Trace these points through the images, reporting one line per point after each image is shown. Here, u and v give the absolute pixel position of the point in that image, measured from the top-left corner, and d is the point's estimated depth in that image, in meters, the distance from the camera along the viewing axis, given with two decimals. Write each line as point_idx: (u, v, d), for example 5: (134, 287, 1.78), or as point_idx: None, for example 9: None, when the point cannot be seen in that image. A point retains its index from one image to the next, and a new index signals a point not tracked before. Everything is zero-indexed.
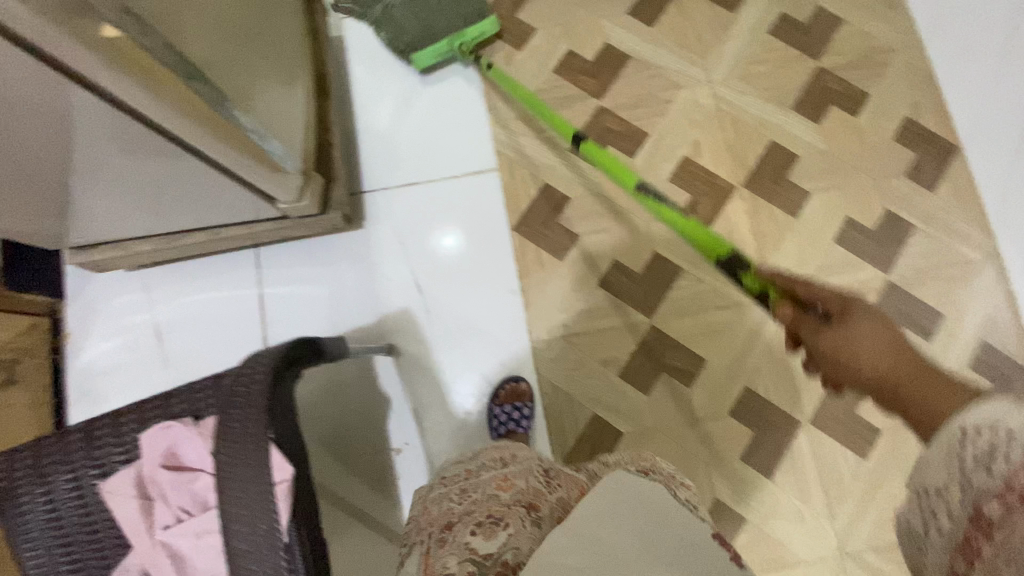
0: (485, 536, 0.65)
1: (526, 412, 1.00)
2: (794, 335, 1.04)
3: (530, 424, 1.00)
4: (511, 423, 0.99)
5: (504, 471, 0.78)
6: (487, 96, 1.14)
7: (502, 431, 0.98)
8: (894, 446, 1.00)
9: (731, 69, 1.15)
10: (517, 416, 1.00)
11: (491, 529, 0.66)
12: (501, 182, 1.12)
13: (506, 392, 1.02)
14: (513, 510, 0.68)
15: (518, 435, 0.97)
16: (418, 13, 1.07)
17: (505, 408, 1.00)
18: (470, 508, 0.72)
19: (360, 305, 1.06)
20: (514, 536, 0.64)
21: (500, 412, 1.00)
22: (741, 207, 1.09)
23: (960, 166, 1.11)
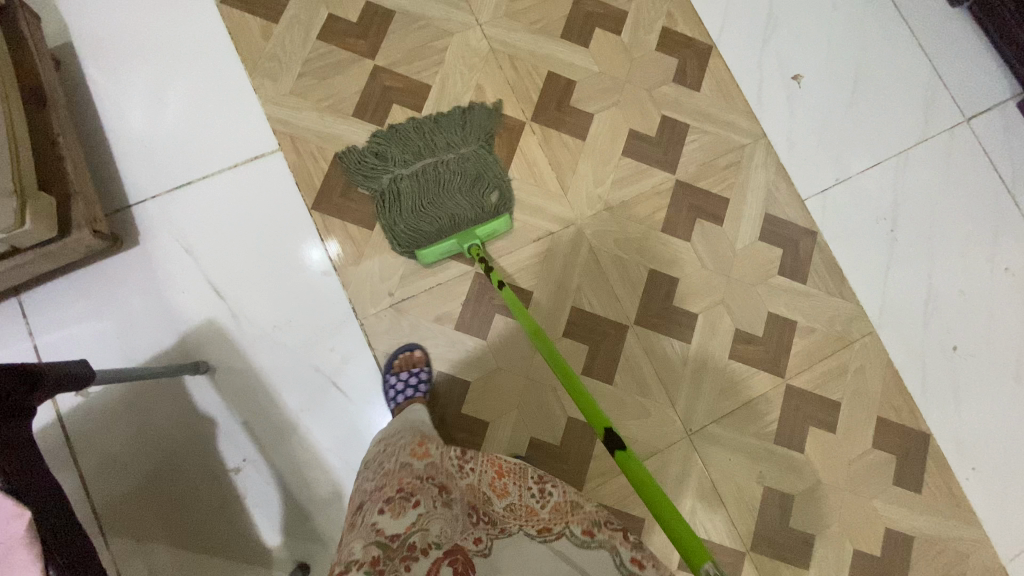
0: (393, 513, 0.63)
1: (424, 377, 0.99)
2: (605, 249, 1.09)
3: (428, 387, 0.99)
4: (409, 389, 0.97)
5: (422, 441, 0.78)
6: (252, 76, 1.06)
7: (400, 400, 0.96)
8: (711, 325, 1.09)
9: (496, 8, 1.16)
10: (415, 382, 0.98)
11: (399, 506, 0.64)
12: (288, 162, 1.04)
13: (399, 362, 1.00)
14: (424, 488, 0.67)
15: (417, 399, 0.95)
16: (427, 181, 1.07)
17: (401, 377, 0.98)
18: (382, 487, 0.70)
19: (157, 328, 0.96)
20: (424, 515, 0.63)
21: (396, 381, 0.98)
22: (534, 141, 1.13)
23: (717, 63, 1.20)
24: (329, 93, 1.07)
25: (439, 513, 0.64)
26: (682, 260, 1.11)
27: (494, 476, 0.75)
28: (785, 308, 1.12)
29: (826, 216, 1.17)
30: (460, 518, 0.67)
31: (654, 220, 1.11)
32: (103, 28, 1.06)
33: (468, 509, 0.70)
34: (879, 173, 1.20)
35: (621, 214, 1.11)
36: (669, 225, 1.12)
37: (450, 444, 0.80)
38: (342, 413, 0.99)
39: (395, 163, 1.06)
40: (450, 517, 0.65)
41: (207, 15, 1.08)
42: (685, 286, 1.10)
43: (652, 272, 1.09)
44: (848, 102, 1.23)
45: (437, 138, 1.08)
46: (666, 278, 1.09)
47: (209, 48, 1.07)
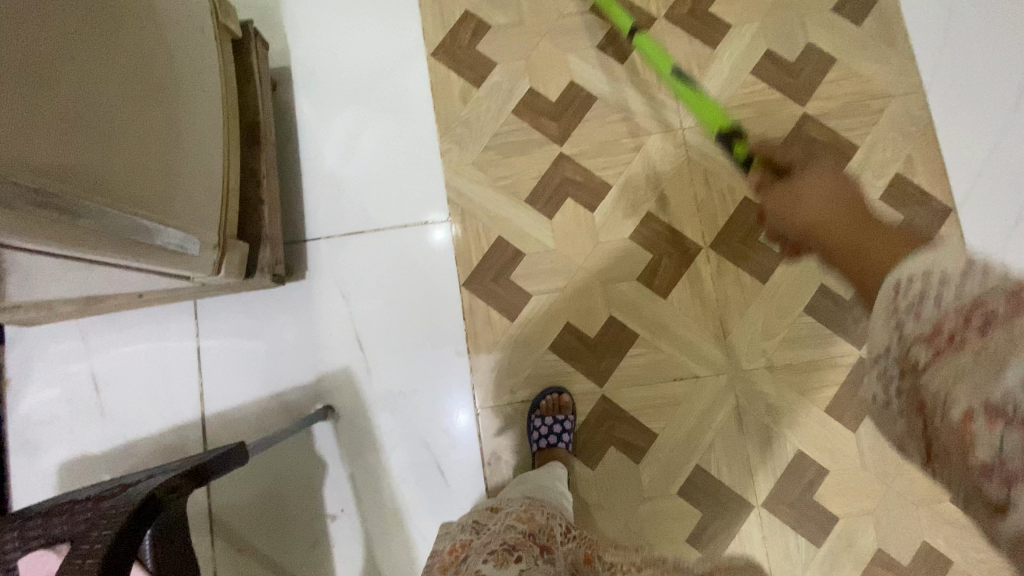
0: (496, 563, 0.63)
1: (568, 426, 0.96)
2: (753, 413, 0.97)
3: (571, 437, 0.97)
4: (552, 436, 0.96)
5: (526, 504, 0.80)
6: (441, 138, 1.06)
7: (542, 445, 0.96)
8: (851, 535, 0.94)
9: (705, 115, 1.05)
10: (559, 430, 0.96)
11: (502, 559, 0.64)
12: (452, 232, 1.04)
13: (547, 403, 0.99)
14: (526, 545, 0.68)
15: (556, 451, 0.96)
16: None
17: (546, 421, 0.97)
18: (487, 541, 0.71)
19: (299, 362, 1.02)
20: (527, 568, 0.63)
21: (541, 425, 0.97)
22: (705, 270, 1.02)
23: (953, 231, 1.01)
24: (508, 172, 1.05)
25: (542, 570, 0.64)
26: (839, 451, 0.96)
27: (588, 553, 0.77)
28: (948, 545, 0.94)
29: None
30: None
31: (819, 396, 0.97)
32: (321, 60, 1.11)
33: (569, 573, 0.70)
34: None
35: (782, 378, 0.98)
36: (836, 407, 0.97)
37: (559, 515, 0.81)
38: (437, 494, 1.00)
39: None
40: (551, 573, 0.65)
41: (416, 68, 1.09)
42: (833, 482, 0.95)
43: (799, 454, 0.96)
44: None
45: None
46: (814, 465, 0.95)
47: (408, 101, 1.08)
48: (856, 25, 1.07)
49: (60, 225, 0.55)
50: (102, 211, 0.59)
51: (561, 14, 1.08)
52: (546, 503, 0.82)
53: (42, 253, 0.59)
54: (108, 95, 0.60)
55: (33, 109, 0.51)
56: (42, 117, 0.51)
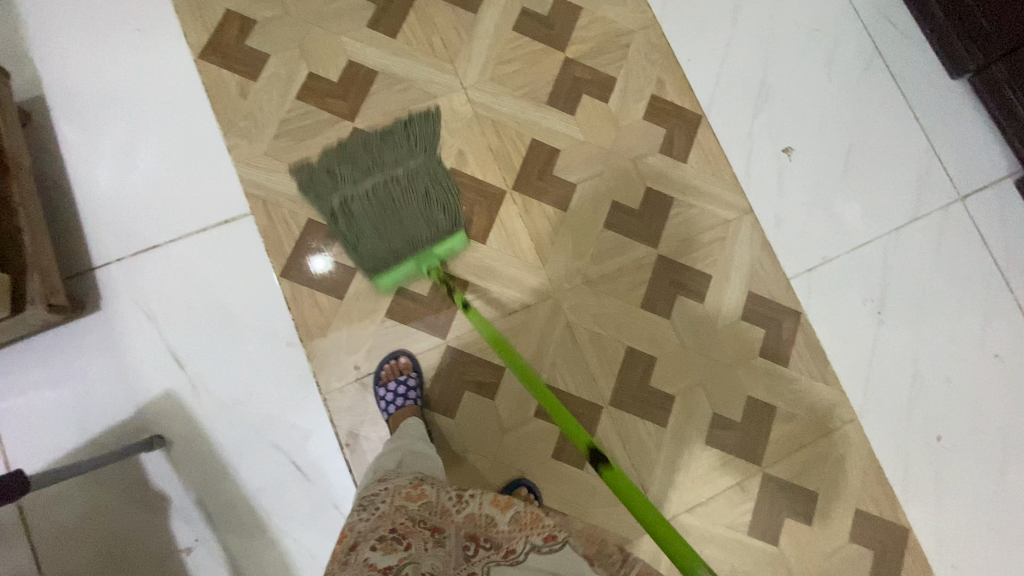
0: (384, 551, 0.67)
1: (412, 382, 0.99)
2: (583, 326, 1.05)
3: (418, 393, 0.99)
4: (399, 399, 0.97)
5: (416, 479, 0.83)
6: (227, 137, 1.04)
7: (393, 410, 0.97)
8: (687, 408, 1.05)
9: (482, 72, 1.14)
10: (404, 390, 0.98)
11: (390, 545, 0.68)
12: (259, 226, 1.02)
13: (386, 371, 1.00)
14: (416, 531, 0.72)
15: (409, 408, 0.96)
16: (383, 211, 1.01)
17: (390, 387, 0.98)
18: (375, 524, 0.74)
19: (113, 398, 0.94)
20: (414, 553, 0.68)
21: (385, 392, 0.98)
22: (513, 210, 1.10)
23: (707, 133, 1.18)
24: (305, 156, 1.05)
25: (429, 554, 0.69)
26: (661, 339, 1.07)
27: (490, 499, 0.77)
28: (765, 393, 1.09)
29: (812, 297, 1.14)
30: (451, 556, 0.71)
31: (634, 296, 1.08)
32: (76, 81, 1.04)
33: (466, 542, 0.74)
34: (869, 251, 1.17)
35: (600, 288, 1.07)
36: (651, 301, 1.08)
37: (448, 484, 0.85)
38: (300, 491, 0.96)
39: (346, 186, 1.01)
40: (443, 555, 0.70)
41: (186, 73, 1.06)
42: (662, 367, 1.05)
43: (629, 351, 1.05)
44: (839, 178, 1.20)
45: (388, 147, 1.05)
46: (644, 357, 1.05)
47: (184, 106, 1.05)
48: None
49: None
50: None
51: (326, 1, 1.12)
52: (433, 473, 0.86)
53: None
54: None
55: None
56: None
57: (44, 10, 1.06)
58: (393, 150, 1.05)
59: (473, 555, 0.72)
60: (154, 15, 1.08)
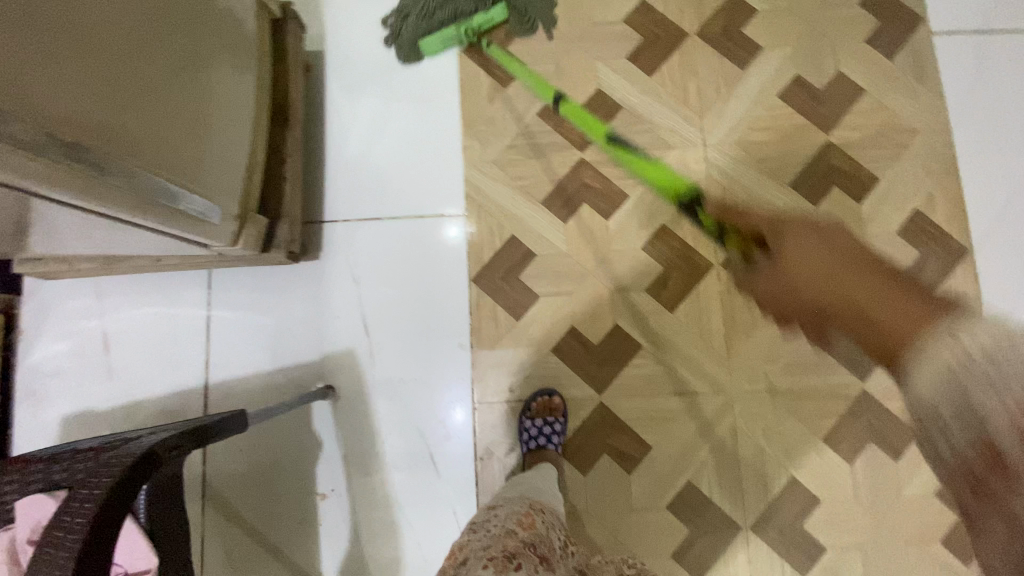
0: (497, 569, 0.63)
1: (558, 428, 0.97)
2: (750, 435, 0.97)
3: (561, 439, 0.97)
4: (541, 438, 0.96)
5: (527, 508, 0.80)
6: (465, 134, 1.08)
7: (532, 446, 0.96)
8: (837, 567, 0.93)
9: (729, 134, 1.06)
10: (548, 432, 0.96)
11: (503, 565, 0.64)
12: (466, 227, 1.06)
13: (538, 405, 1.00)
14: (527, 554, 0.68)
15: (548, 452, 0.96)
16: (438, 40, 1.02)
17: (537, 423, 0.97)
18: (488, 544, 0.71)
19: (305, 339, 1.04)
20: None
21: (531, 426, 0.97)
22: (715, 288, 1.02)
23: (969, 272, 1.00)
24: (527, 173, 1.07)
25: None
26: (832, 481, 0.95)
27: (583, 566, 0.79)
28: None
29: None
30: None
31: (817, 424, 0.96)
32: (355, 47, 1.13)
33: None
34: None
35: (782, 402, 0.97)
36: (835, 437, 0.96)
37: (557, 524, 0.81)
38: (427, 484, 1.00)
39: None
40: None
41: (447, 64, 1.11)
42: (823, 512, 0.94)
43: (792, 481, 0.95)
44: None
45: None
46: (805, 494, 0.95)
47: (436, 94, 1.10)
48: (887, 59, 1.07)
49: (96, 185, 0.57)
50: (133, 172, 0.61)
51: (594, 23, 1.10)
52: (545, 507, 0.83)
53: (82, 214, 0.62)
54: (152, 63, 0.63)
55: (76, 77, 0.53)
56: (83, 83, 0.54)
57: None
58: None
59: None
60: None
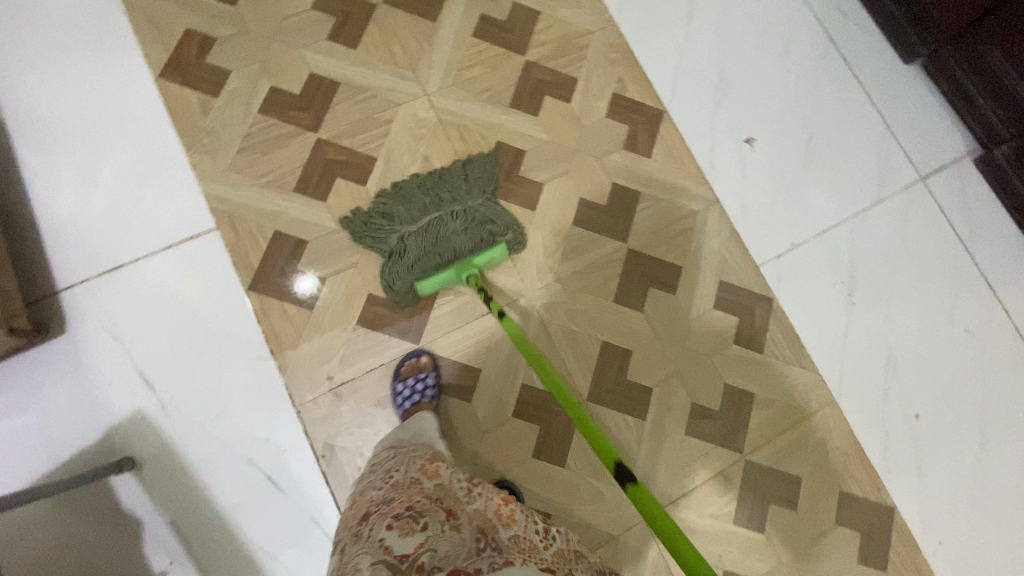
0: (401, 532, 0.61)
1: (430, 381, 0.98)
2: (557, 323, 1.06)
3: (435, 392, 0.98)
4: (415, 396, 0.96)
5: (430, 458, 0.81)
6: (191, 153, 1.04)
7: (407, 406, 0.95)
8: (665, 399, 1.05)
9: (444, 78, 1.15)
10: (422, 387, 0.97)
11: (407, 526, 0.62)
12: (225, 241, 1.02)
13: (407, 368, 1.00)
14: (433, 510, 0.66)
15: (425, 406, 0.95)
16: (427, 245, 1.04)
17: (408, 383, 0.97)
18: (390, 497, 0.69)
19: (81, 421, 0.92)
20: (432, 537, 0.61)
21: (404, 388, 0.97)
22: (482, 212, 1.10)
23: (670, 128, 1.19)
24: (270, 168, 1.05)
25: (449, 538, 0.63)
26: (634, 332, 1.07)
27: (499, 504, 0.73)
28: (742, 380, 1.09)
29: (783, 282, 1.15)
30: (465, 543, 0.65)
31: (606, 291, 1.09)
32: (34, 106, 1.04)
33: (478, 536, 0.68)
34: (835, 234, 1.20)
35: (571, 285, 1.08)
36: (622, 295, 1.09)
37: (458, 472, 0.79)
38: (276, 507, 0.94)
39: (400, 222, 1.06)
40: (457, 540, 0.64)
41: (146, 93, 1.06)
42: (638, 360, 1.06)
43: (604, 346, 1.06)
44: (802, 166, 1.22)
45: (451, 191, 1.09)
46: (618, 351, 1.06)
47: (146, 125, 1.05)
48: None
49: None
50: None
51: (285, 15, 1.13)
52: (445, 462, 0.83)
53: None
54: None
55: None
56: None
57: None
58: (448, 186, 1.09)
59: (485, 550, 0.66)
60: (113, 37, 1.08)
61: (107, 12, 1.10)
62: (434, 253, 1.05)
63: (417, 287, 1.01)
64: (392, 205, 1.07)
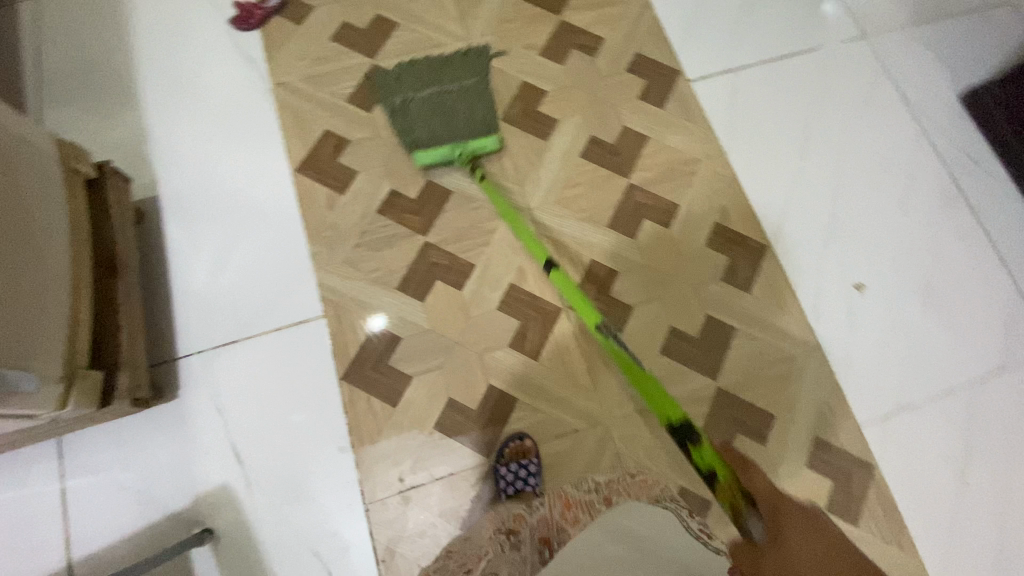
0: None
1: (533, 470, 0.99)
2: (634, 458, 1.02)
3: (538, 481, 0.99)
4: (519, 482, 0.98)
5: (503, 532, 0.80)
6: (311, 243, 1.14)
7: (511, 492, 0.98)
8: None
9: (549, 193, 1.20)
10: (525, 474, 0.99)
11: None
12: (327, 330, 1.08)
13: (511, 450, 1.02)
14: None
15: (527, 495, 0.98)
16: (432, 103, 1.20)
17: (512, 467, 1.00)
18: None
19: (174, 484, 0.99)
20: None
21: (507, 472, 0.99)
22: (570, 330, 1.11)
23: (773, 264, 1.16)
24: (377, 265, 1.13)
25: None
26: None
27: (562, 508, 0.91)
28: None
29: (887, 447, 1.06)
30: None
31: None
32: (188, 186, 1.18)
33: (540, 551, 0.87)
34: (952, 401, 1.09)
35: (653, 418, 1.05)
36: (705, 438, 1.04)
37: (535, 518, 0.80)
38: None
39: None
40: None
41: (282, 184, 1.18)
42: (717, 513, 1.00)
43: (681, 491, 1.01)
44: (918, 317, 1.14)
45: (445, 74, 1.25)
46: (696, 499, 1.01)
47: (277, 212, 1.16)
48: (660, 108, 1.28)
49: None
50: None
51: None
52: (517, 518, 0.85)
53: None
54: None
55: None
56: None
57: (170, 123, 1.22)
58: (452, 73, 1.25)
59: None
60: (262, 132, 1.22)
61: (261, 110, 1.24)
62: (432, 120, 1.19)
63: (414, 159, 1.15)
64: (404, 76, 1.25)
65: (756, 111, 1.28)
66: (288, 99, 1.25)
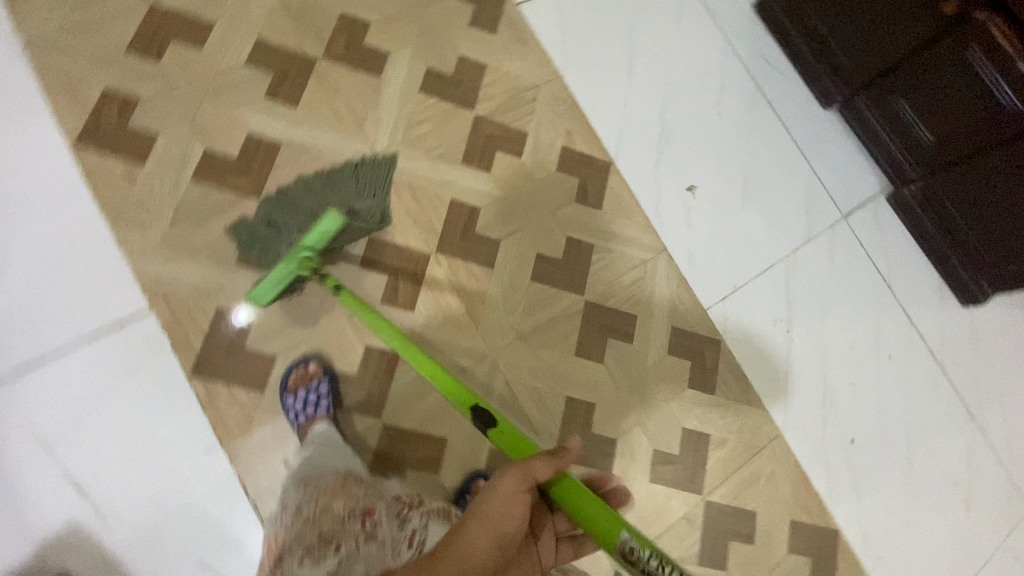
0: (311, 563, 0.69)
1: (320, 391, 0.95)
2: (521, 383, 1.07)
3: (329, 401, 0.96)
4: (308, 409, 0.94)
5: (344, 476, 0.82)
6: (118, 229, 0.96)
7: (301, 420, 0.93)
8: (628, 448, 1.10)
9: (394, 136, 1.13)
10: (314, 400, 0.94)
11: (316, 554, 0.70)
12: (163, 323, 0.94)
13: (293, 380, 0.96)
14: (345, 529, 0.73)
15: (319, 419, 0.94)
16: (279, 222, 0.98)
17: (297, 397, 0.94)
18: (297, 524, 0.76)
19: (5, 539, 0.84)
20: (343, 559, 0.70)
21: (293, 402, 0.94)
22: (440, 273, 1.09)
23: (618, 179, 1.23)
24: (209, 240, 0.99)
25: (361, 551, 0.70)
26: (596, 385, 1.10)
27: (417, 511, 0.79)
28: (699, 422, 1.14)
29: (729, 323, 1.21)
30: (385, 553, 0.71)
31: (567, 345, 1.11)
32: None
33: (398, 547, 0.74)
34: (773, 273, 1.28)
35: (533, 341, 1.09)
36: (582, 349, 1.11)
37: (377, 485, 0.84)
38: None
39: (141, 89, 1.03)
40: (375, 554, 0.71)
41: (60, 164, 0.97)
42: (601, 412, 1.10)
43: (568, 401, 1.08)
44: (741, 208, 1.30)
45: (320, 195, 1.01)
46: (582, 405, 1.09)
47: (60, 198, 0.96)
48: (493, 33, 1.24)
49: None
50: None
51: (218, 73, 1.06)
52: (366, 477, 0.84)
53: None
54: None
55: None
56: None
57: None
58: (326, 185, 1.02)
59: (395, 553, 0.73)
60: (13, 101, 0.98)
61: (7, 72, 0.98)
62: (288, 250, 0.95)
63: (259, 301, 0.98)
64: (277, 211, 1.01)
65: (584, 31, 1.31)
66: (41, 55, 1.00)
